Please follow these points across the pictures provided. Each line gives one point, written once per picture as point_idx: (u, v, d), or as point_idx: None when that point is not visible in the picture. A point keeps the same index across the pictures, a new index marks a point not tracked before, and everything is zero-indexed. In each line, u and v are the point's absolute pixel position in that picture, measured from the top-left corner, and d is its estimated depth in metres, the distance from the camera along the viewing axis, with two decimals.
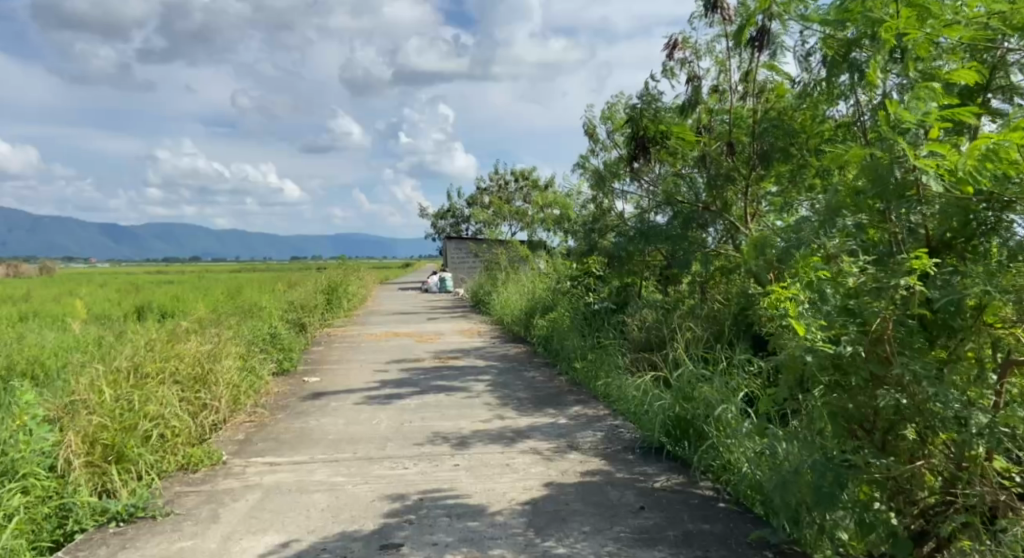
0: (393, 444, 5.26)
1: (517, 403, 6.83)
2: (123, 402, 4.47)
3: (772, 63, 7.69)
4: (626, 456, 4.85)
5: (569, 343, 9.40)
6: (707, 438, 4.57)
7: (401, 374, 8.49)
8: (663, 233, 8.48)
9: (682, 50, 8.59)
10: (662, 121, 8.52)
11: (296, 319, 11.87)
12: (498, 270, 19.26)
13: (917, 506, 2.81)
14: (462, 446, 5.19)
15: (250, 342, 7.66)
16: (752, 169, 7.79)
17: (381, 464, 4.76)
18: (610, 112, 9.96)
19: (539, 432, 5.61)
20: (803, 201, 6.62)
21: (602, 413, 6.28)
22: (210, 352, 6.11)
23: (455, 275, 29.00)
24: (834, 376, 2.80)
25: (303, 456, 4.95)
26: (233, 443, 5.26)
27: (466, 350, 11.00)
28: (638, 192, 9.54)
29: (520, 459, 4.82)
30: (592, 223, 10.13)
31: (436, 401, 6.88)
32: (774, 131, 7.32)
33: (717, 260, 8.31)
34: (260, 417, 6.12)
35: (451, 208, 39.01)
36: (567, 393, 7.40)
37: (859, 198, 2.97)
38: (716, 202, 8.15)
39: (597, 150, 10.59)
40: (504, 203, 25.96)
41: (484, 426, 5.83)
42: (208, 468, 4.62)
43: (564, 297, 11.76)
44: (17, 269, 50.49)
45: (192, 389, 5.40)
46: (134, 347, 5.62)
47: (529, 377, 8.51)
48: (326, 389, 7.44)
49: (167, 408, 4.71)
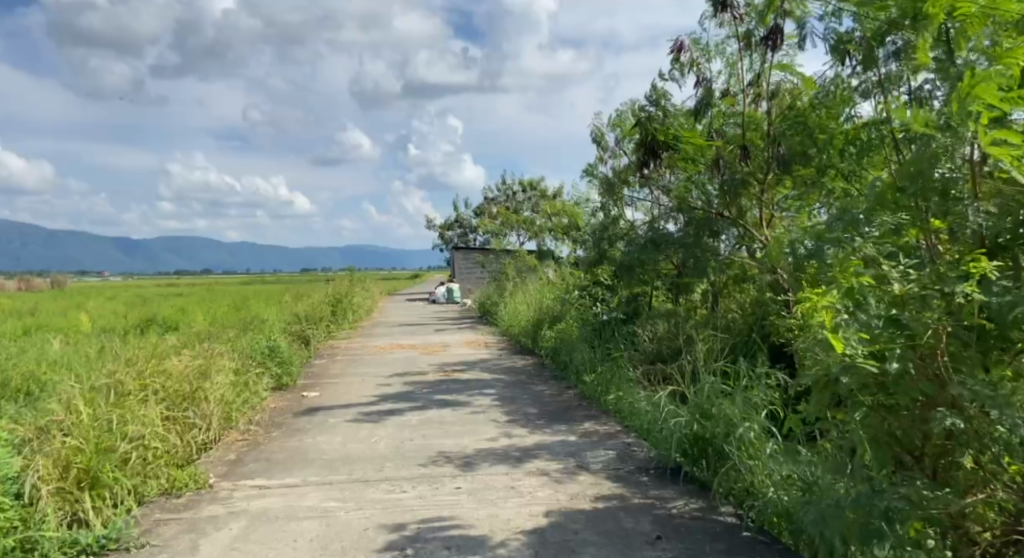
0: (391, 465, 4.94)
1: (525, 419, 6.50)
2: (101, 422, 4.18)
3: (785, 64, 7.40)
4: (640, 479, 4.51)
5: (578, 354, 9.06)
6: (728, 459, 4.22)
7: (404, 388, 8.18)
8: (675, 241, 8.18)
9: (690, 51, 8.30)
10: (674, 126, 8.19)
11: (299, 332, 11.60)
12: (506, 280, 18.99)
13: (977, 545, 2.47)
14: (466, 467, 4.86)
15: (247, 358, 7.39)
16: (771, 172, 7.43)
17: (377, 487, 4.44)
18: (619, 118, 9.66)
19: (547, 451, 5.27)
20: (825, 206, 6.28)
21: (615, 431, 5.93)
22: (200, 368, 5.82)
23: (463, 286, 28.86)
24: (878, 396, 2.51)
25: (294, 479, 4.65)
26: (222, 465, 4.96)
27: (473, 362, 10.68)
28: (649, 199, 9.26)
29: (527, 481, 4.49)
30: (602, 231, 9.80)
31: (439, 417, 6.57)
32: (794, 134, 6.96)
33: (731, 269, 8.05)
34: (254, 436, 5.82)
35: (459, 219, 38.85)
36: (577, 408, 7.06)
37: (901, 195, 2.70)
38: (730, 209, 7.85)
39: (606, 157, 10.31)
40: (512, 212, 25.74)
41: (488, 445, 5.50)
42: (192, 493, 4.33)
43: (573, 308, 11.43)
44: (28, 282, 50.63)
45: (178, 407, 5.11)
46: (118, 365, 5.34)
47: (537, 390, 8.18)
48: (325, 405, 7.14)
49: (150, 429, 4.42)
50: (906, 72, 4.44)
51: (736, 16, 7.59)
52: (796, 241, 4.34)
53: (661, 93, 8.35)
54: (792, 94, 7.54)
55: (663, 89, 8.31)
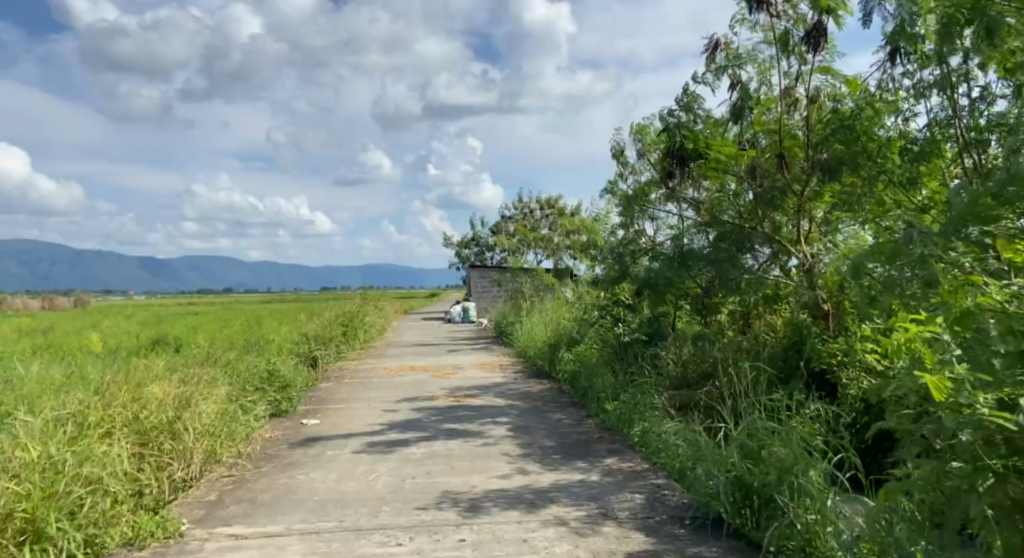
0: (387, 509, 4.34)
1: (541, 453, 5.89)
2: (54, 462, 3.65)
3: (828, 66, 6.87)
4: (674, 531, 3.90)
5: (598, 380, 8.28)
6: (781, 514, 3.60)
7: (411, 415, 7.60)
8: (703, 257, 7.48)
9: (722, 52, 7.74)
10: (705, 133, 7.57)
11: (306, 353, 11.07)
12: (523, 299, 18.47)
13: None
14: (473, 512, 4.25)
15: (243, 384, 6.86)
16: (812, 179, 6.78)
17: (369, 539, 3.83)
18: (643, 127, 9.00)
19: (565, 494, 4.66)
20: (903, 223, 5.32)
21: (642, 469, 5.31)
22: (183, 396, 5.30)
23: (479, 304, 28.24)
24: (1011, 458, 1.95)
25: (277, 526, 4.07)
26: (199, 508, 4.40)
27: (486, 386, 10.06)
28: (675, 215, 8.69)
29: (541, 533, 3.86)
30: (621, 247, 9.16)
31: (446, 450, 5.98)
32: (840, 139, 6.14)
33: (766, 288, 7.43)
34: (241, 471, 5.26)
35: (476, 237, 38.41)
36: (598, 440, 6.43)
37: (997, 203, 2.22)
38: (764, 223, 7.30)
39: (626, 172, 9.73)
40: (529, 230, 25.19)
41: (499, 485, 4.88)
42: (159, 543, 3.75)
43: (592, 329, 10.79)
44: (49, 300, 50.93)
45: (151, 442, 4.56)
46: (88, 395, 4.83)
47: (555, 419, 7.56)
48: (324, 434, 6.58)
49: (112, 469, 3.87)
50: (990, 53, 4.00)
51: (773, 14, 7.00)
52: (876, 264, 3.68)
53: (691, 97, 7.81)
54: (833, 99, 6.97)
55: (693, 93, 7.78)
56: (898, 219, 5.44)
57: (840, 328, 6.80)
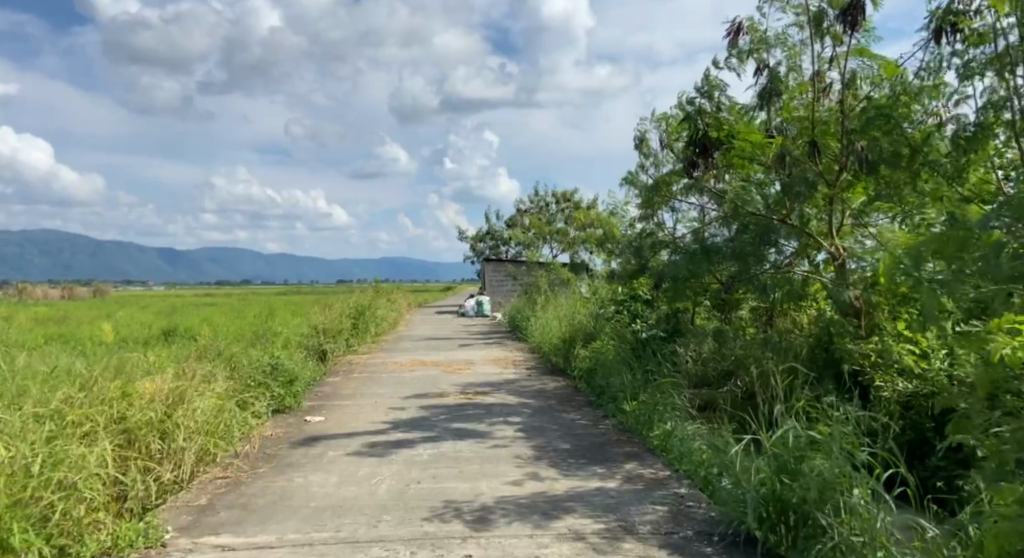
0: (389, 519, 4.01)
1: (556, 456, 5.55)
2: (25, 464, 3.36)
3: (863, 48, 6.46)
4: (703, 550, 3.54)
5: (617, 379, 7.84)
6: (821, 534, 3.23)
7: (419, 413, 7.27)
8: (725, 252, 7.06)
9: (748, 36, 7.31)
10: (729, 122, 7.29)
11: (314, 346, 10.79)
12: (537, 294, 18.12)
13: None
14: (482, 524, 3.91)
15: (243, 378, 6.57)
16: (845, 172, 6.44)
17: (367, 553, 3.49)
18: (664, 115, 8.66)
19: (582, 504, 4.30)
20: (948, 215, 4.99)
21: (664, 476, 4.95)
22: (177, 391, 5.01)
23: (492, 299, 27.90)
24: None
25: (268, 536, 3.74)
26: (188, 513, 4.09)
27: (499, 383, 9.72)
28: (695, 208, 8.32)
29: (556, 550, 3.52)
30: (640, 240, 8.71)
31: (455, 451, 5.65)
32: (878, 127, 5.74)
33: (784, 285, 6.84)
34: (237, 473, 4.97)
35: (491, 231, 38.06)
36: (615, 443, 6.06)
37: None
38: (792, 216, 6.78)
39: (648, 164, 9.32)
40: (545, 223, 24.79)
41: (509, 492, 4.54)
42: (138, 555, 3.44)
43: (608, 325, 10.43)
44: (67, 290, 51.28)
45: (138, 442, 4.27)
46: (74, 391, 4.55)
47: (570, 419, 7.20)
48: (327, 432, 6.28)
49: (91, 472, 3.58)
50: None
51: None
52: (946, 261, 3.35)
53: (713, 81, 7.44)
54: (870, 84, 6.51)
55: (716, 77, 7.40)
56: (944, 212, 5.10)
57: (869, 328, 6.41)
